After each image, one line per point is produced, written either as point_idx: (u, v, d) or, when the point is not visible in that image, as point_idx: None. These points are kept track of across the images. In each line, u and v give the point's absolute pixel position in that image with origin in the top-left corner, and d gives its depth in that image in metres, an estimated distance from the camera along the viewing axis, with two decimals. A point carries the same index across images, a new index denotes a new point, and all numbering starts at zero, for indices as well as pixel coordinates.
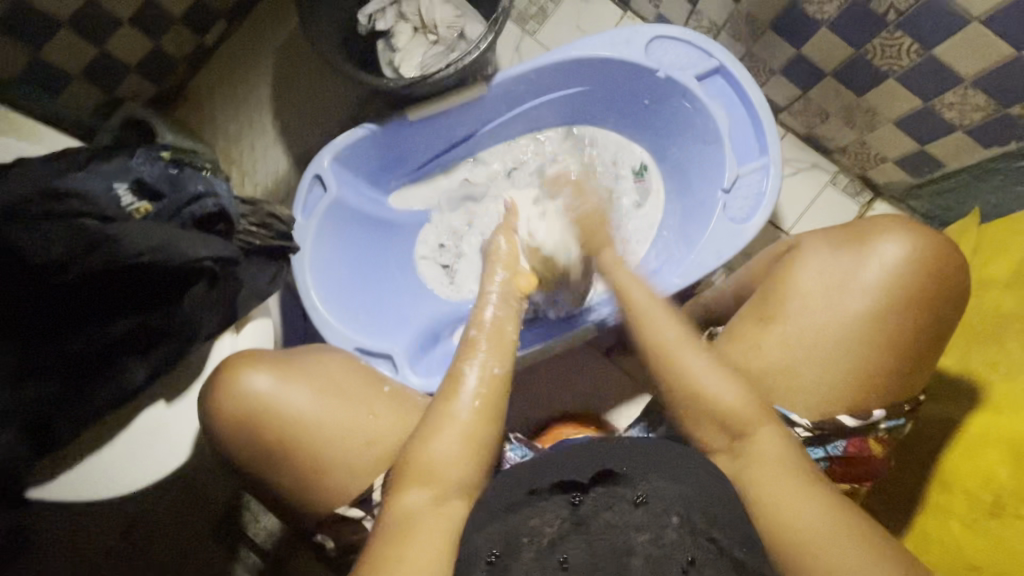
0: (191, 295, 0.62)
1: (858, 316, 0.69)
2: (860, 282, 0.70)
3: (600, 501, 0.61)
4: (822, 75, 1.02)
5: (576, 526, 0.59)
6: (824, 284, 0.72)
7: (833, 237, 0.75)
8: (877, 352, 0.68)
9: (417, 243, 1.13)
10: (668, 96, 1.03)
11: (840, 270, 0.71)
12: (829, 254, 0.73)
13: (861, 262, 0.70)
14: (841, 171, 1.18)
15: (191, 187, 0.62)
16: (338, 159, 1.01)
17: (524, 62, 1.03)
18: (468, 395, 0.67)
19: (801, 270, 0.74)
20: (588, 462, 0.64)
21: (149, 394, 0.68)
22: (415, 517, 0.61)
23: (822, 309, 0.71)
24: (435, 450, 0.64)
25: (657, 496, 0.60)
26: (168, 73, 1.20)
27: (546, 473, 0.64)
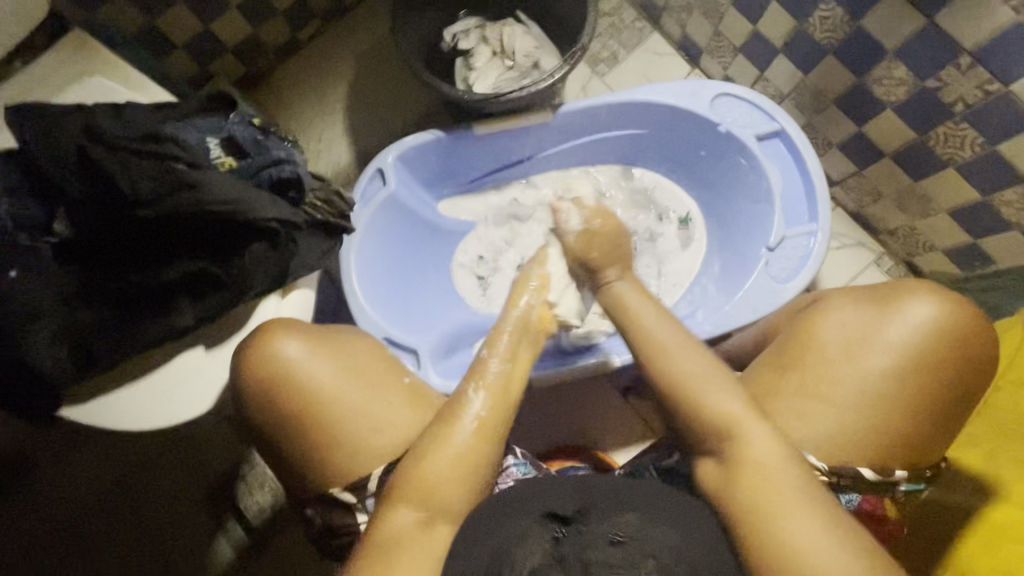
0: (251, 250, 0.65)
1: (880, 374, 0.66)
2: (883, 339, 0.67)
3: (582, 535, 0.57)
4: (880, 155, 1.04)
5: (557, 560, 0.55)
6: (848, 337, 0.68)
7: (862, 294, 0.72)
8: (898, 415, 0.65)
9: (458, 250, 1.17)
10: (725, 151, 1.06)
11: (865, 326, 0.68)
12: (853, 308, 0.70)
13: (886, 318, 0.67)
14: (886, 254, 1.18)
15: (273, 152, 0.67)
16: (401, 157, 1.06)
17: (593, 97, 1.07)
18: (469, 419, 0.67)
19: (823, 322, 0.71)
20: (571, 494, 0.62)
21: (190, 339, 0.70)
22: (401, 540, 0.60)
23: (845, 364, 0.67)
24: (427, 471, 0.63)
25: (635, 537, 0.56)
26: (260, 58, 1.29)
27: (534, 500, 0.62)
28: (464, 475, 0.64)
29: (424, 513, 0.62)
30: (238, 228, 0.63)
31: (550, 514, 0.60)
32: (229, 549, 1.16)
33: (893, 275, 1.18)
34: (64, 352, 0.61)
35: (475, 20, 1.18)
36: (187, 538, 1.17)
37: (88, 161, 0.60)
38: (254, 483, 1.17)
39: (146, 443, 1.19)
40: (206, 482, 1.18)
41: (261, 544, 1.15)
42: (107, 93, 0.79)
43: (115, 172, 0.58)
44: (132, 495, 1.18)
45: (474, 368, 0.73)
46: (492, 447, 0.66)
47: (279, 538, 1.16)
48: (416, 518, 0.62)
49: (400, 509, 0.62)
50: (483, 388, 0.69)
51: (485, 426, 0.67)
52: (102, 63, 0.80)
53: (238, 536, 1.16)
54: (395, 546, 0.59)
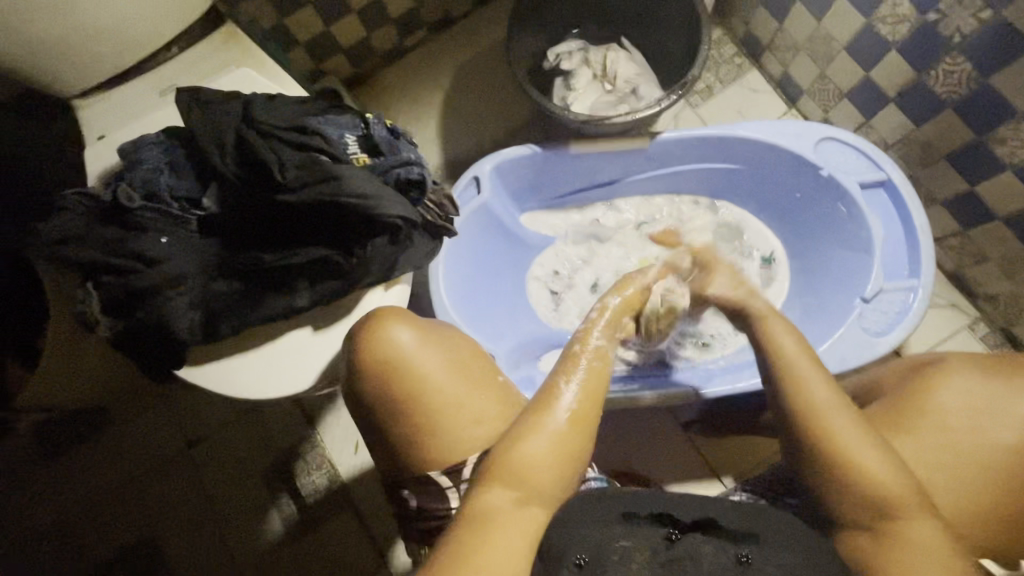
0: (372, 243, 0.69)
1: (1003, 448, 0.63)
2: (1015, 412, 0.63)
3: (696, 545, 0.60)
4: (991, 217, 0.99)
5: (665, 564, 0.58)
6: (974, 408, 0.64)
7: (988, 361, 0.67)
8: (1021, 495, 0.62)
9: (534, 263, 1.20)
10: (824, 196, 1.04)
11: (986, 396, 0.64)
12: (979, 374, 0.66)
13: (1017, 390, 0.63)
14: (982, 319, 1.13)
15: (404, 153, 0.71)
16: (497, 167, 1.09)
17: (693, 128, 1.08)
18: (562, 408, 0.67)
19: (944, 385, 0.66)
20: (694, 506, 0.64)
21: (300, 319, 0.74)
22: (497, 515, 0.60)
23: (967, 434, 0.64)
24: (523, 451, 0.64)
25: (762, 559, 0.58)
26: (366, 60, 1.36)
27: (648, 504, 0.65)
28: (559, 464, 0.64)
29: (520, 494, 0.62)
30: (364, 221, 0.67)
31: (659, 515, 0.63)
32: (281, 522, 1.20)
33: (988, 343, 1.12)
34: (198, 315, 0.67)
35: (579, 42, 1.21)
36: (243, 506, 1.22)
37: (245, 145, 0.66)
38: (312, 463, 1.22)
39: (219, 409, 1.25)
40: (268, 455, 1.23)
41: (311, 523, 1.19)
42: (244, 82, 0.83)
43: (270, 159, 0.64)
44: (199, 456, 1.25)
45: (566, 361, 0.73)
46: (586, 439, 0.67)
47: (329, 519, 1.19)
48: (512, 497, 0.62)
49: (496, 486, 0.62)
50: (574, 379, 0.70)
51: (577, 417, 0.67)
52: (241, 52, 0.86)
53: (291, 512, 1.20)
54: (492, 518, 0.59)
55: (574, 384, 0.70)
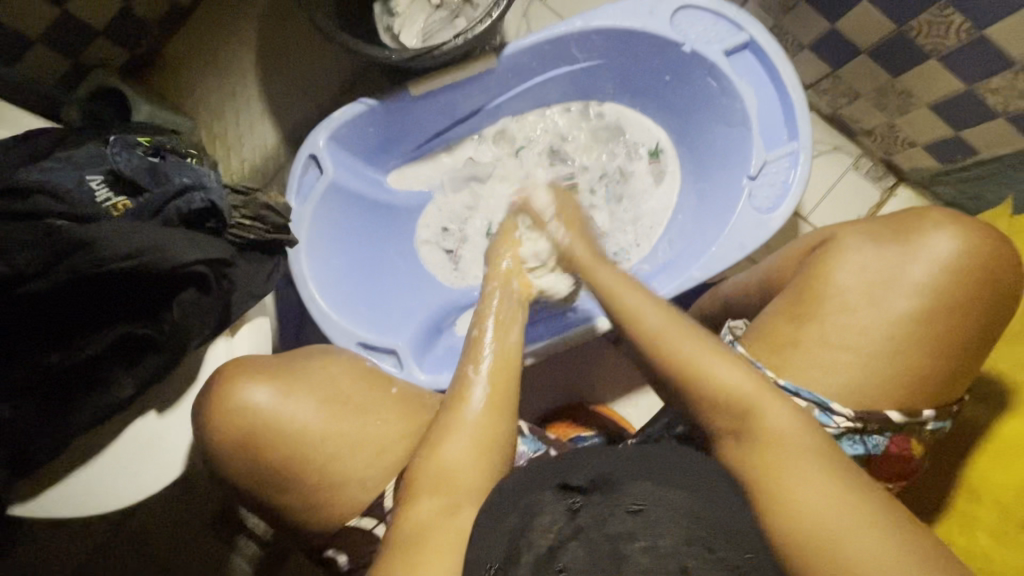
0: (179, 301, 0.56)
1: (904, 318, 0.63)
2: (908, 280, 0.63)
3: (599, 508, 0.53)
4: (855, 52, 0.95)
5: (574, 535, 0.51)
6: (867, 281, 0.65)
7: (874, 230, 0.68)
8: (928, 354, 0.62)
9: (417, 226, 1.07)
10: (692, 73, 0.96)
11: (883, 266, 0.65)
12: (872, 247, 0.66)
13: (908, 256, 0.64)
14: (864, 154, 1.13)
15: (175, 179, 0.56)
16: (333, 137, 0.92)
17: (539, 30, 0.94)
18: (476, 400, 0.65)
19: (839, 266, 0.66)
20: (591, 468, 0.59)
21: (139, 405, 0.62)
22: (426, 530, 0.57)
23: (865, 310, 0.64)
24: (443, 456, 0.61)
25: (656, 505, 0.53)
26: (141, 35, 1.09)
27: (558, 475, 0.59)
28: (483, 455, 0.62)
29: (448, 499, 0.59)
30: (158, 280, 0.54)
31: (562, 486, 0.57)
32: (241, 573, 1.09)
33: (873, 177, 1.13)
34: None
35: None
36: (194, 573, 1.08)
37: None
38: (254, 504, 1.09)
39: None
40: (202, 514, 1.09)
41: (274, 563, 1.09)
42: None
43: None
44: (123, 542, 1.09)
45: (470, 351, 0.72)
46: (506, 422, 0.65)
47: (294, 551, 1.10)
48: (440, 505, 0.59)
49: (420, 498, 0.59)
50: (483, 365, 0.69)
51: (494, 401, 0.65)
52: None
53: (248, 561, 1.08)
54: (421, 535, 0.57)
55: (483, 371, 0.68)
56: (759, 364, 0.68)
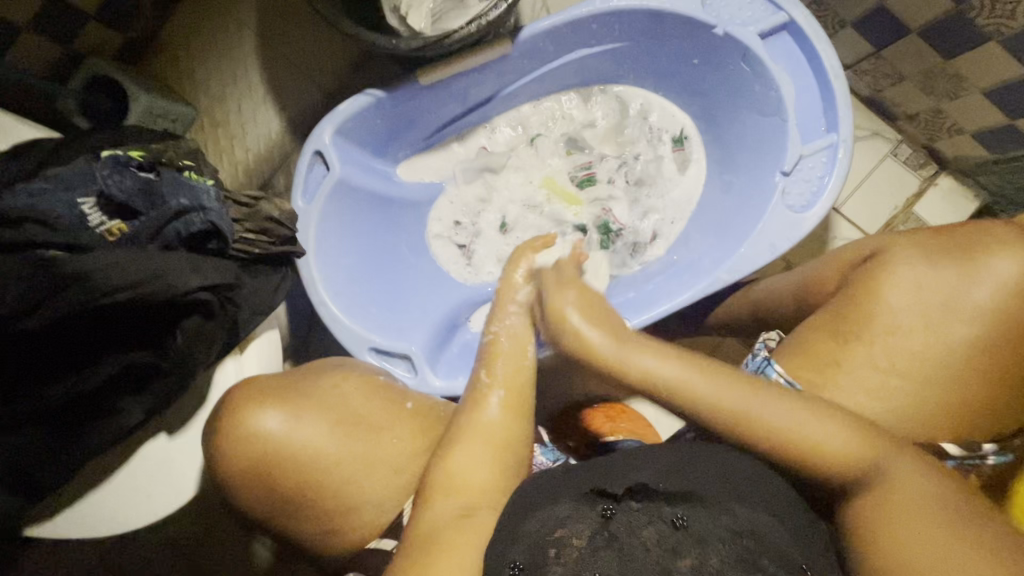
0: (182, 328, 0.55)
1: (963, 346, 0.59)
2: (971, 302, 0.59)
3: (637, 516, 0.52)
4: (904, 32, 0.87)
5: (606, 541, 0.50)
6: (927, 303, 0.60)
7: (935, 243, 0.63)
8: (986, 383, 0.59)
9: (429, 220, 1.03)
10: (723, 57, 0.88)
11: (943, 288, 0.60)
12: (929, 266, 0.61)
13: (970, 279, 0.59)
14: (905, 140, 1.06)
15: (172, 201, 0.55)
16: (339, 131, 0.87)
17: (557, 13, 0.87)
18: (495, 409, 0.62)
19: (891, 284, 0.62)
20: (617, 473, 0.57)
21: (149, 427, 0.61)
22: (440, 533, 0.55)
23: (921, 333, 0.60)
24: (460, 462, 0.59)
25: (700, 520, 0.51)
26: (136, 19, 1.04)
27: (584, 478, 0.57)
28: (502, 465, 0.60)
29: (465, 503, 0.57)
30: (160, 309, 0.53)
31: (595, 492, 0.55)
32: None
33: (913, 164, 1.06)
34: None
35: None
36: None
37: None
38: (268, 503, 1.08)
39: None
40: None
41: None
42: None
43: None
44: None
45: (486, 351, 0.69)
46: (525, 427, 0.63)
47: None
48: (457, 507, 0.57)
49: (436, 501, 0.57)
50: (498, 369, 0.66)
51: (512, 405, 0.63)
52: None
53: None
54: (433, 539, 0.54)
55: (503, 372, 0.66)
56: (797, 380, 0.63)
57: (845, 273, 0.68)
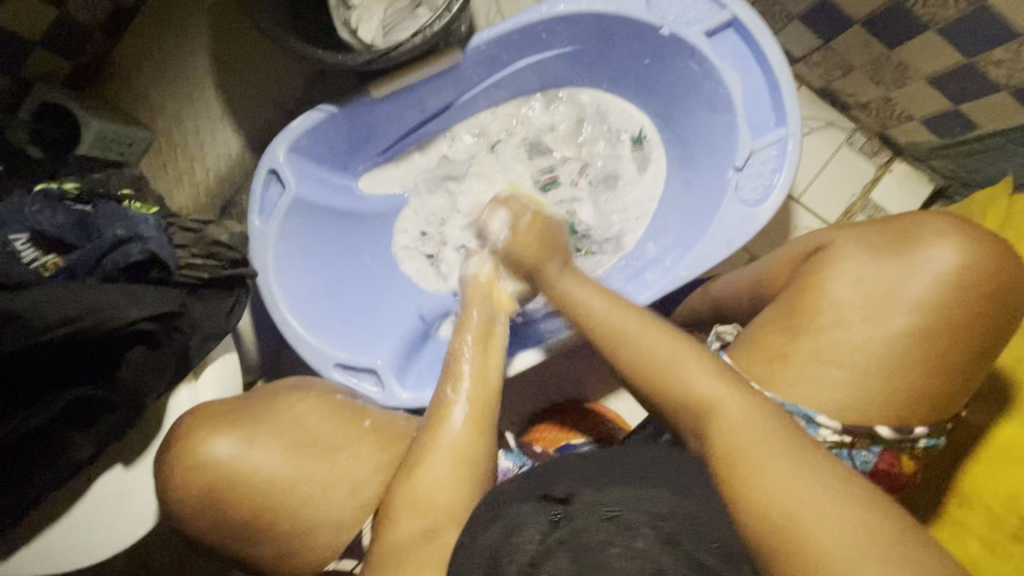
0: (128, 360, 0.55)
1: (902, 336, 0.60)
2: (906, 294, 0.60)
3: (585, 515, 0.53)
4: (848, 23, 0.89)
5: (560, 543, 0.51)
6: (868, 294, 0.62)
7: (875, 236, 0.65)
8: (930, 373, 0.60)
9: (394, 232, 1.02)
10: (672, 56, 0.89)
11: (883, 280, 0.62)
12: (870, 258, 0.63)
13: (907, 270, 0.61)
14: (859, 129, 1.08)
15: (108, 232, 0.56)
16: (293, 149, 0.87)
17: (506, 20, 0.87)
18: (457, 424, 0.63)
19: (835, 276, 0.64)
20: (574, 476, 0.58)
21: (104, 460, 0.61)
22: (404, 550, 0.56)
23: (862, 324, 0.61)
24: (424, 477, 0.59)
25: (632, 510, 0.53)
26: (86, 42, 1.03)
27: (543, 483, 0.58)
28: (461, 473, 0.60)
29: (430, 522, 0.57)
30: (106, 341, 0.54)
31: (543, 497, 0.56)
32: None
33: (868, 152, 1.08)
34: None
35: None
36: None
37: None
38: None
39: None
40: None
41: None
42: None
43: None
44: None
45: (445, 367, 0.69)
46: (486, 440, 0.63)
47: None
48: (423, 526, 0.57)
49: (400, 520, 0.58)
50: (464, 386, 0.66)
51: (475, 418, 0.64)
52: None
53: None
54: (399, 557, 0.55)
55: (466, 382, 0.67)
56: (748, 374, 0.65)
57: (793, 269, 0.70)
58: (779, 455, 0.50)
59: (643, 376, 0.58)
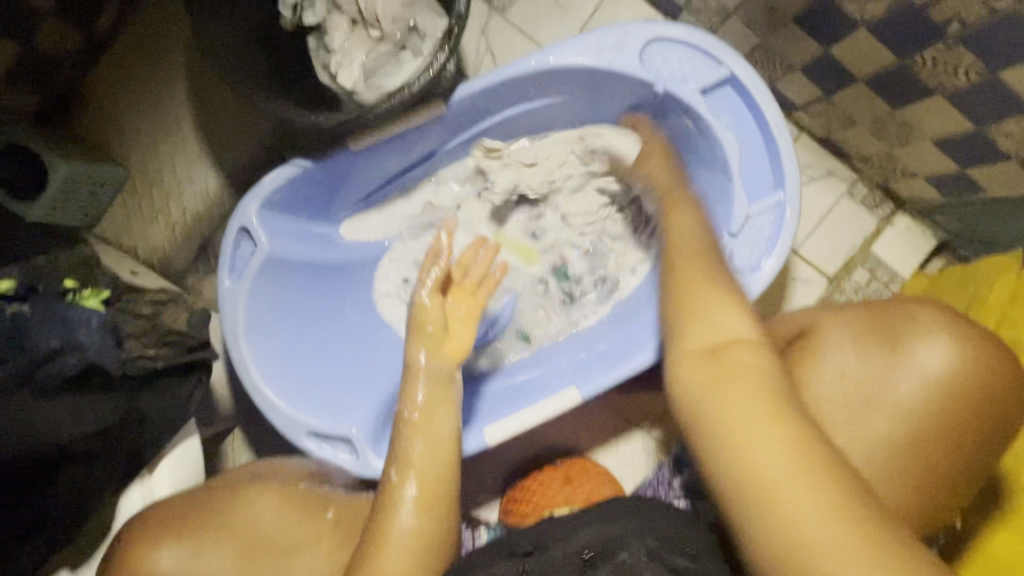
0: (68, 469, 0.63)
1: (887, 439, 0.61)
2: (892, 396, 0.61)
3: (547, 556, 0.63)
4: (852, 79, 0.84)
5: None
6: (854, 391, 0.62)
7: (865, 325, 0.65)
8: (918, 480, 0.60)
9: (376, 279, 0.98)
10: (666, 112, 0.85)
11: (870, 377, 0.62)
12: (853, 351, 0.64)
13: (895, 371, 0.62)
14: (860, 179, 1.04)
15: (43, 343, 0.60)
16: (267, 204, 0.82)
17: (492, 72, 0.82)
18: (407, 509, 0.61)
19: (822, 366, 0.64)
20: (531, 536, 0.68)
21: (60, 557, 0.68)
22: None
23: (847, 423, 0.62)
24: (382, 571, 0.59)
25: (601, 548, 0.62)
26: (53, 77, 0.98)
27: (522, 538, 0.67)
28: (415, 566, 0.59)
29: None
30: (46, 455, 0.61)
31: (511, 554, 0.65)
32: None
33: (869, 204, 1.04)
34: None
35: None
36: None
37: None
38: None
39: None
40: None
41: None
42: None
43: None
44: None
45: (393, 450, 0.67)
46: (443, 525, 0.62)
47: None
48: None
49: None
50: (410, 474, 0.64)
51: (427, 495, 0.63)
52: None
53: None
54: None
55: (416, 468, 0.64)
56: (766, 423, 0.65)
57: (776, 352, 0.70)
58: (769, 418, 0.48)
59: (682, 314, 0.58)
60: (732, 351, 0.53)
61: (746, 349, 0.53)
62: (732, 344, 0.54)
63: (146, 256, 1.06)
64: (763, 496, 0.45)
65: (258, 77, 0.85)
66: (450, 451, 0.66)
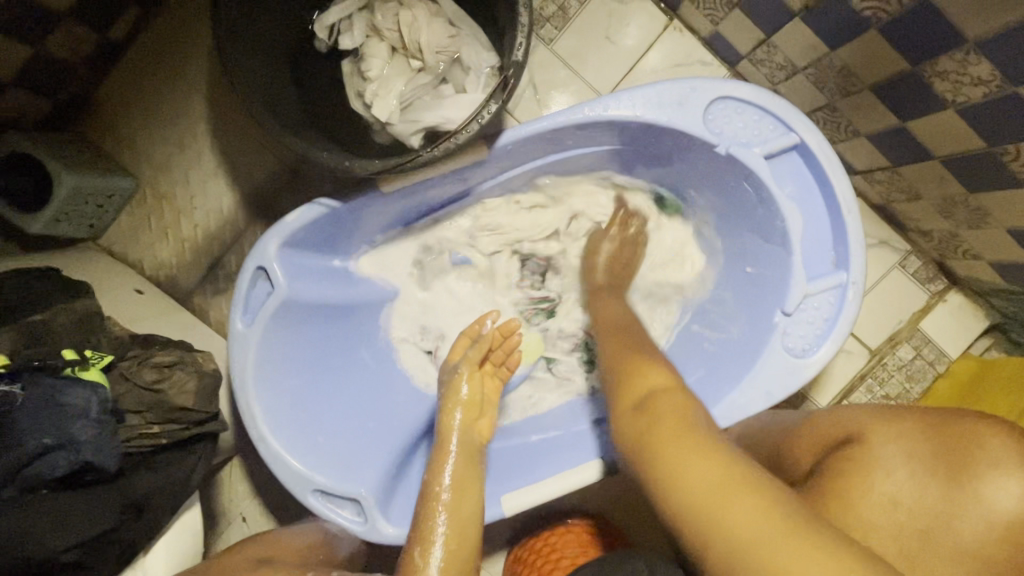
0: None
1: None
2: (951, 536, 0.55)
3: None
4: (926, 156, 0.78)
5: None
6: (903, 517, 0.57)
7: (925, 442, 0.59)
8: None
9: (391, 320, 0.93)
10: (724, 174, 0.79)
11: (923, 506, 0.57)
12: (907, 476, 0.58)
13: (959, 509, 0.55)
14: (915, 251, 0.98)
15: (34, 444, 0.58)
16: (287, 243, 0.76)
17: (541, 117, 0.75)
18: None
19: (877, 482, 0.59)
20: None
21: None
22: None
23: (897, 555, 0.57)
24: None
25: None
26: (67, 81, 0.92)
27: None
28: None
29: None
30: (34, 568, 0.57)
31: None
32: None
33: (922, 278, 0.98)
34: None
35: None
36: None
37: None
38: None
39: None
40: None
41: None
42: None
43: None
44: None
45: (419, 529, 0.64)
46: None
47: None
48: None
49: None
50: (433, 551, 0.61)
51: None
52: None
53: None
54: None
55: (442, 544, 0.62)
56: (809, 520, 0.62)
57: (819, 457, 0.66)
58: (694, 443, 0.53)
59: (624, 371, 0.68)
60: (661, 397, 0.61)
61: (669, 393, 0.61)
62: (659, 391, 0.62)
63: (153, 273, 1.01)
64: (686, 503, 0.48)
65: (287, 104, 0.79)
66: (471, 535, 0.64)
